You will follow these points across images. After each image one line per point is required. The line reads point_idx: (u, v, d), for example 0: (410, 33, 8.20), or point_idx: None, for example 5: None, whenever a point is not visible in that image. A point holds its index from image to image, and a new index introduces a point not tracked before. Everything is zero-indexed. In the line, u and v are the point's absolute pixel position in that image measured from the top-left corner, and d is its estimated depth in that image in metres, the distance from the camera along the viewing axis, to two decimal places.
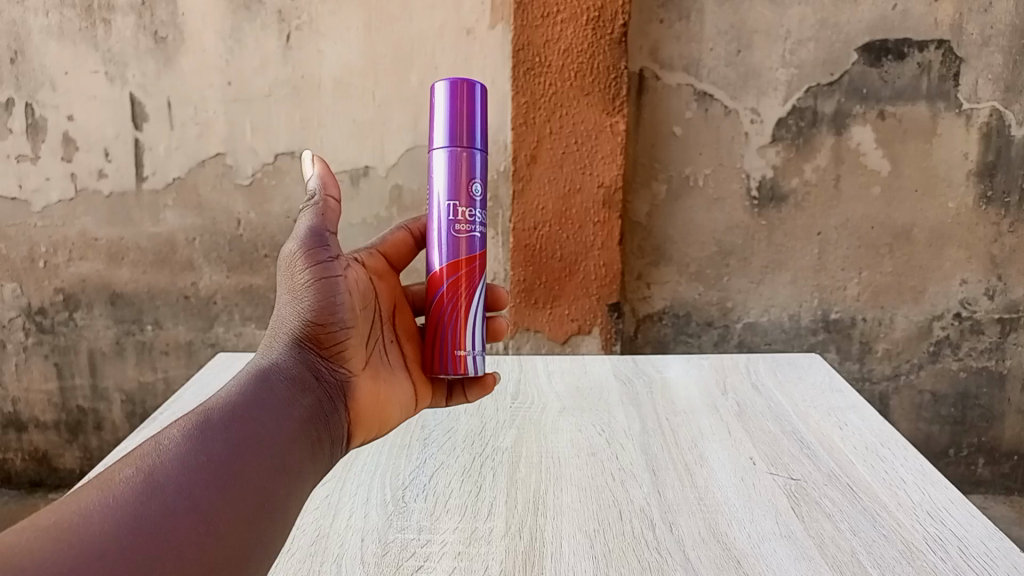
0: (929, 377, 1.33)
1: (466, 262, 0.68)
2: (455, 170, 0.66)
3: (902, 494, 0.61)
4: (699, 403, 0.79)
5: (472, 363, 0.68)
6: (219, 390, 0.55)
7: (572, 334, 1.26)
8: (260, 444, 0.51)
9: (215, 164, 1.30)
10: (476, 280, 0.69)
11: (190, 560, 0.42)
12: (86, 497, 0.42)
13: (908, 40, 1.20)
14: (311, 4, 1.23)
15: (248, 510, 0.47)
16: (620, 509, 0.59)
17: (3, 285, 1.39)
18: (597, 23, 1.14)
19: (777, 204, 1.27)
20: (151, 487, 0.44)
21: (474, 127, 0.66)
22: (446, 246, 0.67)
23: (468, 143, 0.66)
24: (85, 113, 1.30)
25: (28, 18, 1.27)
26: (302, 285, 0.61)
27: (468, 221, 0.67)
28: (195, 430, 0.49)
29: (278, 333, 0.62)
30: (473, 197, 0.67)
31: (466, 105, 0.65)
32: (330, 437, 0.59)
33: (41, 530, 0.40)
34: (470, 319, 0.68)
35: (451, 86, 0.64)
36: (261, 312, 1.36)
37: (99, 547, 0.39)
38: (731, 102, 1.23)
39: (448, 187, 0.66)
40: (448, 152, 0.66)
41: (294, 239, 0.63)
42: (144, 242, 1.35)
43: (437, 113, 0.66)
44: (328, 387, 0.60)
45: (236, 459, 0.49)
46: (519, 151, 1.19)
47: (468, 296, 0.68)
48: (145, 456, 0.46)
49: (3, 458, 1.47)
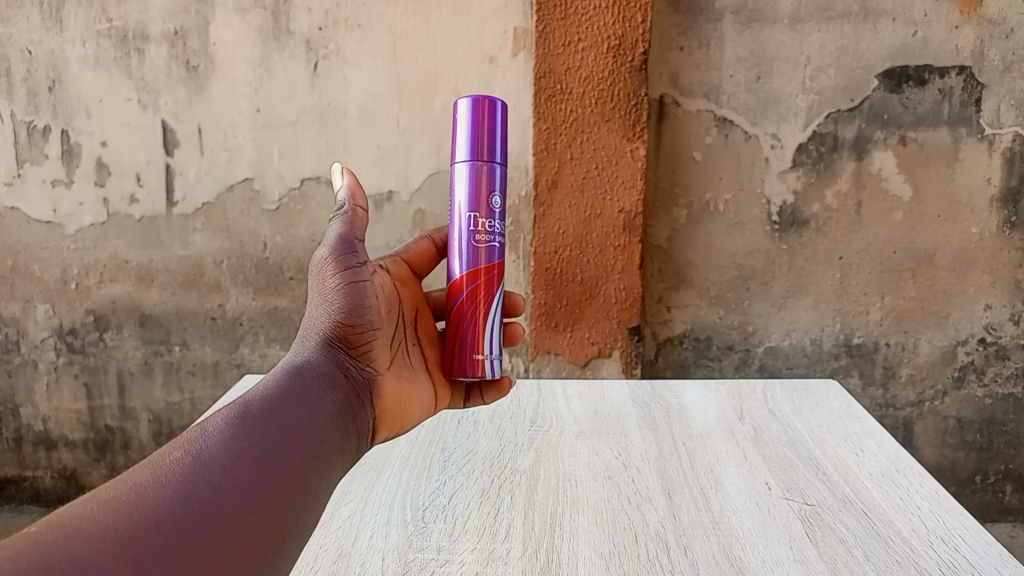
0: (954, 403, 1.31)
1: (485, 271, 0.69)
2: (475, 183, 0.68)
3: (917, 521, 0.61)
4: (715, 428, 0.80)
5: (490, 367, 0.70)
6: (256, 384, 0.58)
7: (593, 357, 1.26)
8: (295, 432, 0.54)
9: (243, 189, 1.33)
10: (495, 287, 0.70)
11: (233, 533, 0.45)
12: (140, 476, 0.46)
13: (929, 66, 1.21)
14: (338, 33, 1.26)
15: (286, 492, 0.50)
16: (636, 532, 0.60)
17: (35, 306, 1.43)
18: (618, 51, 1.16)
19: (797, 228, 1.27)
20: (198, 468, 0.47)
21: (493, 142, 0.68)
22: (466, 255, 0.69)
23: (488, 157, 0.68)
24: (119, 139, 1.34)
25: (66, 48, 1.31)
26: (332, 289, 0.65)
27: (487, 231, 0.69)
28: (236, 418, 0.52)
29: (310, 334, 0.65)
30: (492, 209, 0.69)
31: (487, 121, 0.67)
32: (358, 431, 0.62)
33: (103, 502, 0.43)
34: (488, 324, 0.70)
35: (473, 103, 0.67)
36: (285, 333, 1.38)
37: (154, 518, 0.43)
38: (751, 127, 1.24)
39: (468, 199, 0.68)
40: (468, 166, 0.68)
41: (324, 246, 0.67)
42: (173, 264, 1.38)
43: (460, 129, 0.68)
44: (357, 383, 0.64)
45: (273, 446, 0.52)
46: (540, 176, 1.21)
47: (487, 302, 0.70)
48: (192, 441, 0.50)
49: (33, 475, 1.50)
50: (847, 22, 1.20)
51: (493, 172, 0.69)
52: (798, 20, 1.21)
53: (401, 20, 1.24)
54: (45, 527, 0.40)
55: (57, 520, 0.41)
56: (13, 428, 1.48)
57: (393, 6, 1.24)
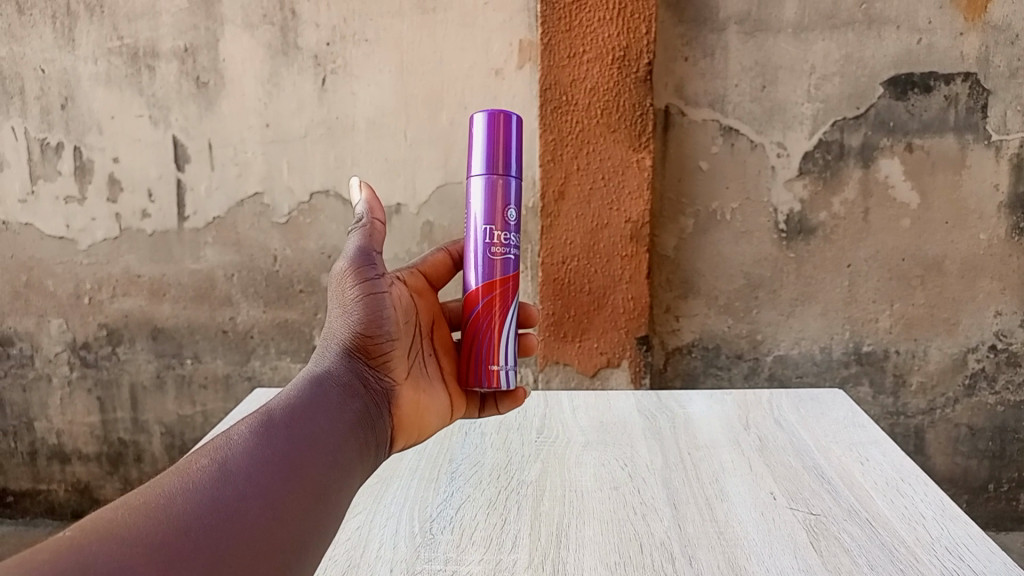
0: (965, 410, 1.31)
1: (501, 283, 0.70)
2: (491, 196, 0.69)
3: (921, 529, 0.61)
4: (721, 438, 0.80)
5: (505, 378, 0.70)
6: (279, 393, 0.59)
7: (602, 367, 1.27)
8: (317, 441, 0.55)
9: (253, 203, 1.35)
10: (510, 299, 0.71)
11: (259, 539, 0.46)
12: (169, 482, 0.47)
13: (934, 73, 1.21)
14: (345, 48, 1.27)
15: (307, 499, 0.51)
16: (641, 542, 0.60)
17: (49, 321, 1.44)
18: (622, 62, 1.17)
19: (805, 236, 1.27)
20: (224, 475, 0.48)
21: (510, 155, 0.69)
22: (482, 267, 0.70)
23: (504, 171, 0.68)
24: (131, 155, 1.36)
25: (78, 66, 1.33)
26: (352, 300, 0.65)
27: (503, 244, 0.70)
28: (260, 426, 0.53)
29: (330, 344, 0.66)
30: (508, 221, 0.69)
31: (503, 135, 0.68)
32: (376, 440, 0.63)
33: (132, 507, 0.44)
34: (503, 336, 0.70)
35: (490, 117, 0.67)
36: (296, 346, 1.39)
37: (183, 523, 0.44)
38: (756, 136, 1.25)
39: (484, 211, 0.69)
40: (485, 179, 0.68)
41: (344, 258, 0.67)
42: (185, 278, 1.39)
43: (476, 143, 0.68)
44: (375, 393, 0.64)
45: (296, 454, 0.53)
46: (547, 187, 1.22)
47: (502, 314, 0.70)
48: (218, 449, 0.51)
49: (47, 489, 1.51)
50: (851, 30, 1.21)
51: (509, 186, 0.69)
52: (803, 29, 1.21)
53: (407, 34, 1.26)
54: (79, 530, 0.41)
55: (91, 523, 0.42)
56: (28, 441, 1.49)
57: (399, 21, 1.26)
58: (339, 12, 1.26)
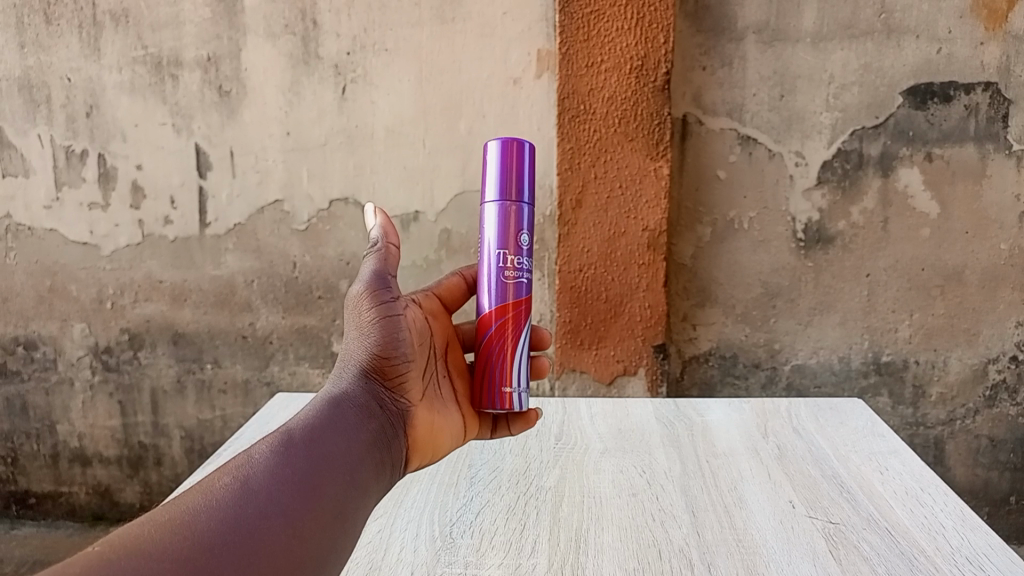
0: (985, 421, 1.30)
1: (513, 306, 0.71)
2: (504, 222, 0.69)
3: (940, 539, 0.61)
4: (739, 446, 0.80)
5: (517, 400, 0.71)
6: (297, 413, 0.60)
7: (618, 375, 1.27)
8: (334, 460, 0.56)
9: (273, 210, 1.36)
10: (522, 322, 0.71)
11: (278, 558, 0.47)
12: (192, 499, 0.48)
13: (954, 83, 1.21)
14: (365, 57, 1.29)
15: (325, 518, 0.52)
16: (660, 549, 0.60)
17: (72, 326, 1.46)
18: (640, 71, 1.17)
19: (824, 245, 1.27)
20: (245, 493, 0.49)
21: (522, 184, 0.69)
22: (495, 291, 0.70)
23: (517, 197, 0.69)
24: (154, 162, 1.38)
25: (103, 74, 1.36)
26: (368, 322, 0.66)
27: (515, 268, 0.70)
28: (279, 446, 0.54)
29: (347, 365, 0.67)
30: (520, 246, 0.70)
31: (516, 162, 0.69)
32: (392, 460, 0.63)
33: (157, 523, 0.45)
34: (516, 359, 0.71)
35: (503, 146, 0.68)
36: (315, 351, 1.40)
37: (207, 540, 0.45)
38: (775, 145, 1.25)
39: (497, 236, 0.70)
40: (498, 208, 0.69)
41: (360, 281, 0.68)
42: (206, 284, 1.41)
43: (490, 170, 0.69)
44: (391, 414, 0.65)
45: (315, 473, 0.53)
46: (564, 196, 1.22)
47: (515, 338, 0.71)
48: (239, 467, 0.52)
49: (68, 492, 1.53)
50: (870, 40, 1.20)
51: (522, 213, 0.70)
52: (821, 39, 1.21)
53: (427, 43, 1.27)
54: (106, 546, 0.42)
55: (118, 539, 0.43)
56: (50, 444, 1.51)
57: (419, 31, 1.27)
58: (360, 21, 1.28)
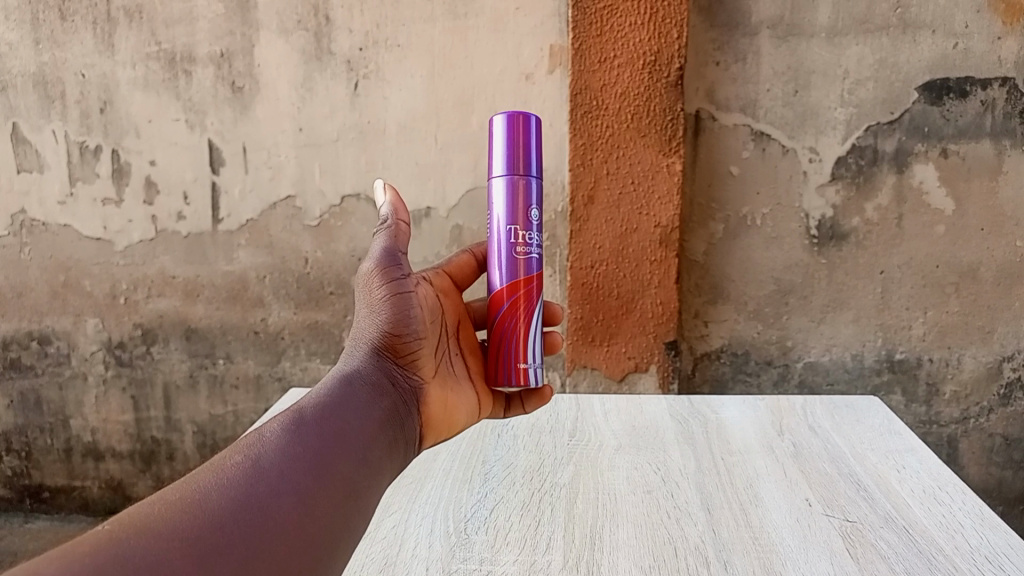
0: (1000, 420, 1.29)
1: (524, 283, 0.71)
2: (512, 196, 0.69)
3: (960, 538, 0.60)
4: (754, 443, 0.80)
5: (533, 375, 0.71)
6: (309, 392, 0.60)
7: (630, 372, 1.27)
8: (346, 438, 0.56)
9: (285, 206, 1.37)
10: (534, 299, 0.71)
11: (291, 536, 0.47)
12: (204, 478, 0.48)
13: (970, 78, 1.20)
14: (378, 53, 1.29)
15: (337, 496, 0.52)
16: (676, 546, 0.60)
17: (85, 320, 1.47)
18: (653, 67, 1.17)
19: (837, 242, 1.26)
20: (257, 472, 0.49)
21: (530, 157, 0.69)
22: (505, 268, 0.70)
23: (524, 171, 0.69)
24: (167, 158, 1.39)
25: (117, 70, 1.36)
26: (379, 300, 0.67)
27: (526, 243, 0.70)
28: (291, 424, 0.54)
29: (358, 344, 0.67)
30: (530, 221, 0.70)
31: (522, 136, 0.68)
32: (406, 438, 0.63)
33: (168, 502, 0.45)
34: (530, 335, 0.71)
35: (509, 119, 0.68)
36: (326, 347, 1.41)
37: (217, 519, 0.45)
38: (788, 141, 1.24)
39: (506, 211, 0.69)
40: (506, 183, 0.69)
41: (370, 259, 0.68)
42: (218, 280, 1.41)
43: (496, 146, 0.69)
44: (404, 392, 0.65)
45: (327, 452, 0.53)
46: (576, 192, 1.22)
47: (527, 314, 0.71)
48: (251, 446, 0.52)
49: (82, 485, 1.54)
50: (885, 35, 1.19)
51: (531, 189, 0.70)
52: (836, 34, 1.20)
53: (439, 40, 1.27)
54: (117, 525, 0.42)
55: (128, 518, 0.43)
56: (64, 438, 1.52)
57: (431, 27, 1.27)
58: (372, 17, 1.28)
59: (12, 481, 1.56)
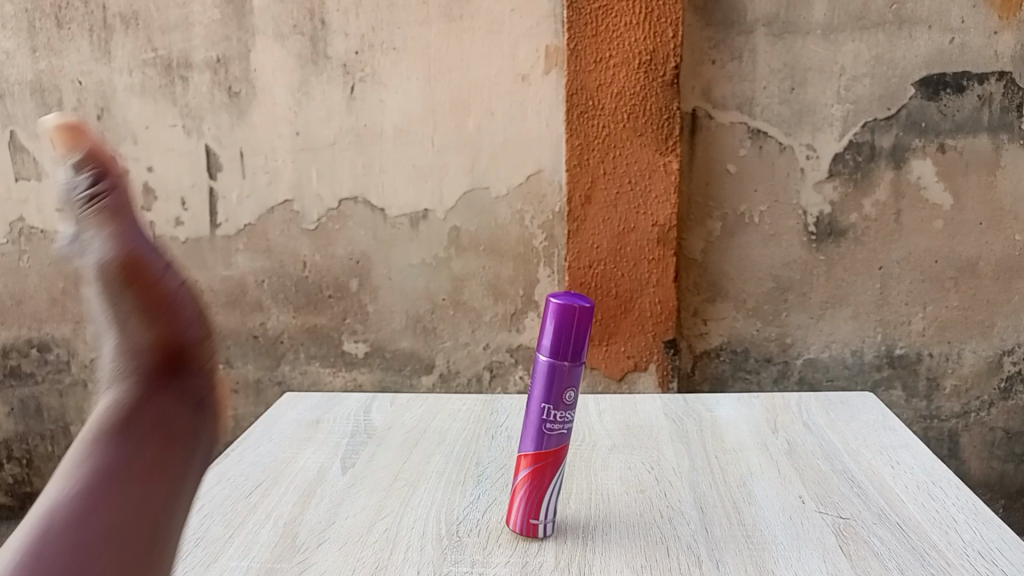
0: (1000, 414, 1.29)
1: (550, 454, 0.61)
2: (549, 376, 0.59)
3: (952, 533, 0.60)
4: (749, 441, 0.79)
5: (544, 530, 0.62)
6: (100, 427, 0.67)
7: (629, 371, 1.27)
8: (92, 462, 0.63)
9: (283, 210, 1.37)
10: (561, 469, 0.62)
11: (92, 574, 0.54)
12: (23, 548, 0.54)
13: (967, 73, 1.19)
14: (374, 56, 1.29)
15: (130, 523, 0.59)
16: (668, 545, 0.60)
17: (85, 327, 1.47)
18: (649, 66, 1.17)
19: (835, 238, 1.26)
20: (67, 527, 0.56)
21: (581, 349, 0.59)
22: (532, 434, 0.61)
23: (571, 358, 0.59)
24: (164, 164, 1.39)
25: (113, 77, 1.36)
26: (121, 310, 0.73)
27: (560, 420, 0.60)
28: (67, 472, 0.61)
29: (120, 360, 0.73)
30: (567, 400, 0.60)
31: (572, 332, 0.58)
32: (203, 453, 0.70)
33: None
34: (547, 496, 0.62)
35: (560, 309, 0.57)
36: (326, 350, 1.41)
37: None
38: (785, 138, 1.23)
39: (541, 380, 0.60)
40: (546, 369, 0.59)
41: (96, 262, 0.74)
42: (217, 284, 1.41)
43: (545, 328, 0.59)
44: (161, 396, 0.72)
45: (82, 479, 0.61)
46: (573, 192, 1.22)
47: (549, 482, 0.62)
48: (49, 503, 0.58)
49: None
50: (881, 31, 1.19)
51: (576, 367, 0.60)
52: (832, 30, 1.20)
53: (434, 42, 1.27)
54: None
55: None
56: (65, 445, 1.53)
57: (426, 29, 1.27)
58: (368, 20, 1.28)
59: (14, 488, 1.56)
